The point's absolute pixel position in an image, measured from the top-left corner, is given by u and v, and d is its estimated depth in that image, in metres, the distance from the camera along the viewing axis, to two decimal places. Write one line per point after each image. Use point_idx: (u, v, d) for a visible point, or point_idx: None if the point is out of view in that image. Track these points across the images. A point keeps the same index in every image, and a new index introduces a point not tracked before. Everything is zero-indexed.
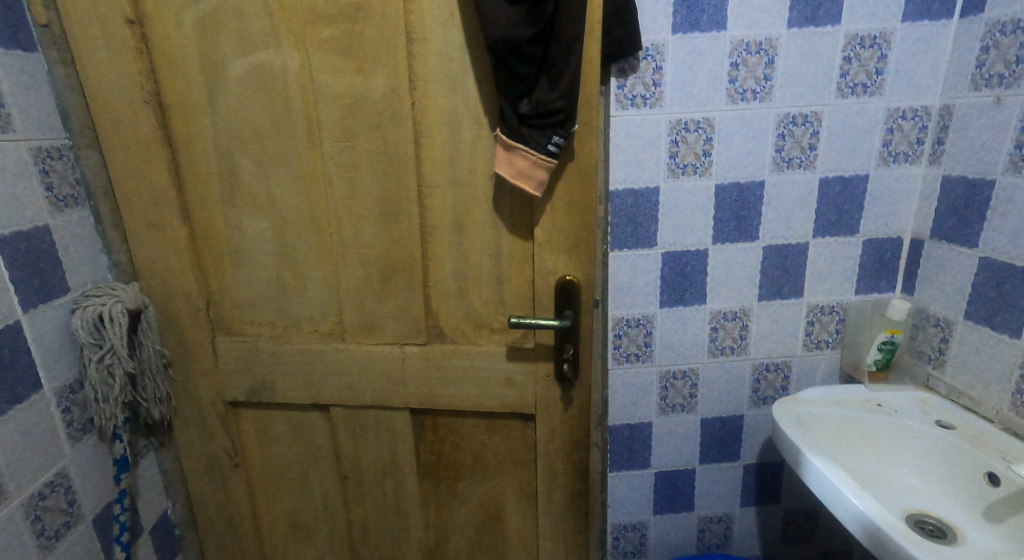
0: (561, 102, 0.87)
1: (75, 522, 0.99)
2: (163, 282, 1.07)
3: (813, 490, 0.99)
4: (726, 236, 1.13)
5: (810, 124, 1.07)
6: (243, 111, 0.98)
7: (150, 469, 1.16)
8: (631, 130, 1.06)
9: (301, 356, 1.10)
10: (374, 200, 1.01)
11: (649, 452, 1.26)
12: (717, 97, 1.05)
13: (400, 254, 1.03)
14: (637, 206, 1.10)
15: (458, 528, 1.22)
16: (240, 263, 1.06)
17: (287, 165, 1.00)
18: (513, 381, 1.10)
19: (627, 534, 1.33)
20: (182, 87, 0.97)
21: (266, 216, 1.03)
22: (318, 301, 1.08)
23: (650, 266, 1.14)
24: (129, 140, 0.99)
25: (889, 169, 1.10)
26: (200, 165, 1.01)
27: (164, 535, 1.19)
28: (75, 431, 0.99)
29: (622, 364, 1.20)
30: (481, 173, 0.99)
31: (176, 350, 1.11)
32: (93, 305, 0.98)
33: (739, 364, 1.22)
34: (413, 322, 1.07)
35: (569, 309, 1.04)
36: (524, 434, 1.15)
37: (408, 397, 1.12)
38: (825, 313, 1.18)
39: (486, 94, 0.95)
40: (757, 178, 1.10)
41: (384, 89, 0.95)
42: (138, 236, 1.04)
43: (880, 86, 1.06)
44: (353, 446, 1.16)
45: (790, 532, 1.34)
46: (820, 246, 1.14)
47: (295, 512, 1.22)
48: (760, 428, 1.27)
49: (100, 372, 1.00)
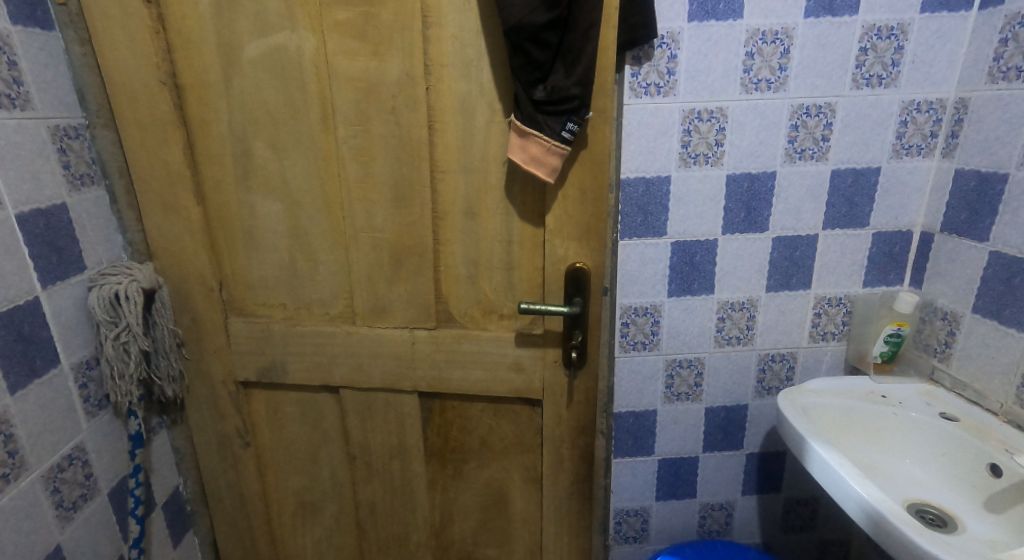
0: (576, 89, 0.88)
1: (92, 495, 1.00)
2: (177, 263, 1.08)
3: (816, 478, 1.00)
4: (735, 226, 1.13)
5: (824, 115, 1.07)
6: (259, 92, 0.98)
7: (163, 446, 1.18)
8: (644, 118, 1.06)
9: (312, 338, 1.12)
10: (386, 185, 1.01)
11: (654, 439, 1.28)
12: (731, 86, 1.05)
13: (412, 239, 1.04)
14: (647, 195, 1.11)
15: (463, 510, 1.24)
16: (253, 245, 1.07)
17: (302, 148, 1.01)
18: (522, 366, 1.11)
19: (629, 519, 1.35)
20: (198, 67, 0.97)
21: (279, 198, 1.04)
22: (329, 284, 1.09)
23: (659, 256, 1.15)
24: (145, 121, 1.00)
25: (902, 162, 1.10)
26: (215, 147, 1.02)
27: (176, 510, 1.22)
28: (92, 407, 1.01)
29: (630, 352, 1.21)
30: (494, 159, 0.99)
31: (189, 330, 1.12)
32: (109, 284, 0.99)
33: (745, 355, 1.23)
34: (423, 306, 1.08)
35: (578, 296, 1.04)
36: (531, 419, 1.16)
37: (417, 381, 1.13)
38: (832, 305, 1.19)
39: (499, 80, 0.95)
40: (769, 169, 1.10)
41: (399, 72, 0.95)
42: (153, 216, 1.05)
43: (896, 77, 1.05)
44: (362, 427, 1.18)
45: (790, 520, 1.36)
46: (829, 238, 1.15)
47: (304, 490, 1.24)
48: (764, 418, 1.28)
49: (116, 349, 1.01)
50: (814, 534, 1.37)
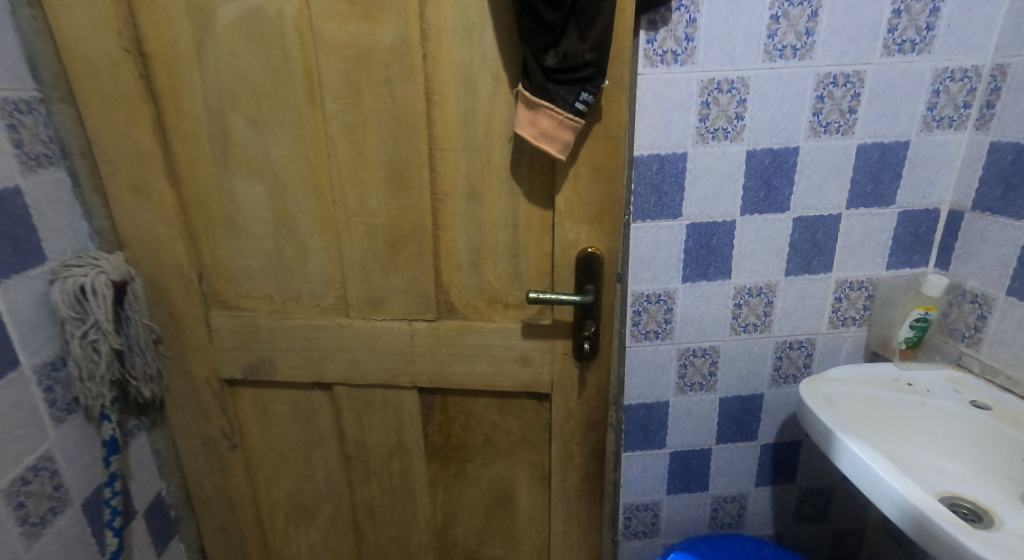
0: (592, 54, 0.79)
1: (63, 508, 0.92)
2: (151, 252, 0.98)
3: (846, 473, 0.94)
4: (754, 206, 1.06)
5: (852, 85, 0.99)
6: (236, 62, 0.88)
7: (142, 449, 1.10)
8: (660, 89, 0.98)
9: (302, 332, 1.03)
10: (381, 164, 0.92)
11: (665, 432, 1.22)
12: (753, 54, 0.97)
13: (409, 223, 0.96)
14: (662, 173, 1.03)
15: (466, 510, 1.17)
16: (235, 232, 0.98)
17: (286, 124, 0.91)
18: (528, 359, 1.03)
19: (639, 514, 1.29)
20: (166, 33, 0.87)
21: (263, 180, 0.94)
22: (319, 274, 1.00)
23: (673, 239, 1.07)
24: (108, 94, 0.89)
25: (932, 135, 1.03)
26: (189, 123, 0.92)
27: (159, 517, 1.14)
28: (59, 412, 0.92)
29: (641, 342, 1.14)
30: (499, 135, 0.91)
31: (166, 325, 1.03)
32: (73, 276, 0.89)
33: (762, 342, 1.16)
34: (422, 296, 1.00)
35: (590, 284, 0.96)
36: (538, 414, 1.09)
37: (417, 376, 1.05)
38: (854, 289, 1.13)
39: (504, 47, 0.86)
40: (792, 144, 1.02)
41: (393, 38, 0.85)
42: (122, 201, 0.95)
43: (930, 43, 0.98)
44: (358, 426, 1.10)
45: (804, 511, 1.31)
46: (853, 218, 1.08)
47: (297, 493, 1.17)
48: (780, 407, 1.22)
49: (84, 348, 0.92)
50: (828, 524, 1.32)
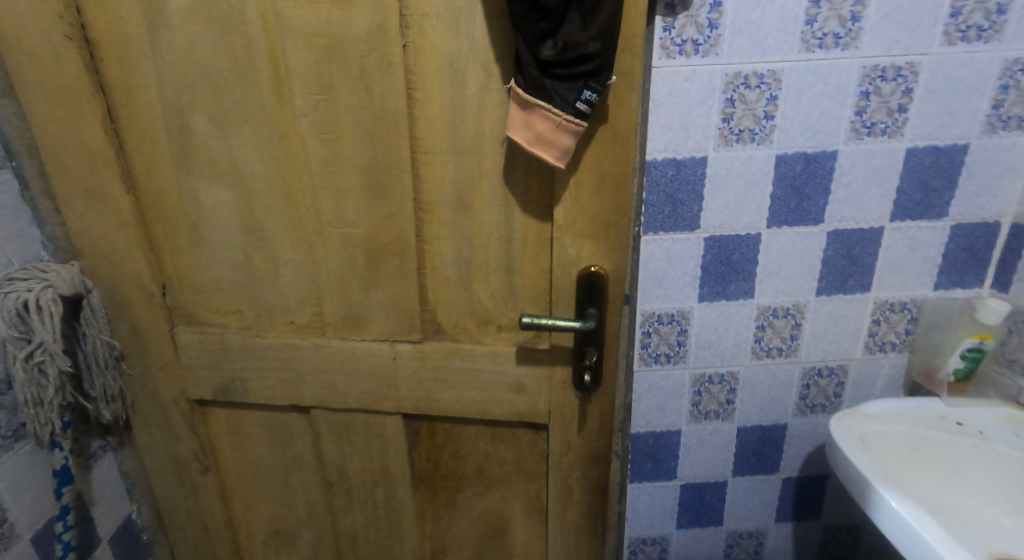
0: (596, 45, 0.67)
1: (7, 545, 0.84)
2: (109, 262, 0.89)
3: (883, 532, 0.80)
4: (783, 218, 0.93)
5: (903, 79, 0.86)
6: (194, 51, 0.78)
7: (108, 471, 1.02)
8: (677, 84, 0.85)
9: (274, 352, 0.94)
10: (357, 168, 0.82)
11: (677, 462, 1.10)
12: (788, 43, 0.84)
13: (390, 234, 0.85)
14: (678, 179, 0.90)
15: (456, 543, 1.07)
16: (199, 241, 0.89)
17: (251, 122, 0.81)
18: (523, 386, 0.92)
19: (646, 548, 1.18)
20: (115, 19, 0.77)
21: (227, 184, 0.85)
22: (292, 288, 0.90)
23: (689, 253, 0.95)
24: (53, 87, 0.80)
25: (996, 137, 0.89)
26: (145, 120, 0.82)
27: (129, 541, 1.06)
28: (2, 440, 0.84)
29: (651, 366, 1.02)
30: (490, 137, 0.79)
31: (128, 340, 0.95)
32: (15, 292, 0.81)
33: (787, 368, 1.04)
34: (405, 315, 0.90)
35: (592, 306, 0.85)
36: (534, 445, 0.99)
37: (401, 401, 0.95)
38: (895, 311, 0.99)
39: (496, 35, 0.74)
40: (829, 147, 0.89)
41: (368, 24, 0.74)
42: (75, 207, 0.86)
43: (1000, 29, 0.83)
44: (338, 452, 1.01)
45: (829, 549, 1.19)
46: (896, 232, 0.94)
47: (275, 518, 1.08)
48: (806, 439, 1.10)
49: (28, 371, 0.83)
50: None
